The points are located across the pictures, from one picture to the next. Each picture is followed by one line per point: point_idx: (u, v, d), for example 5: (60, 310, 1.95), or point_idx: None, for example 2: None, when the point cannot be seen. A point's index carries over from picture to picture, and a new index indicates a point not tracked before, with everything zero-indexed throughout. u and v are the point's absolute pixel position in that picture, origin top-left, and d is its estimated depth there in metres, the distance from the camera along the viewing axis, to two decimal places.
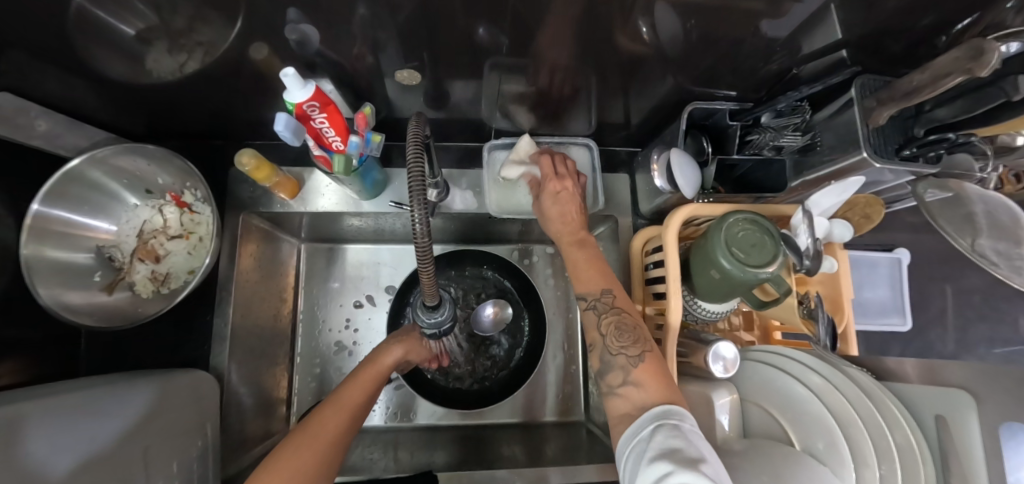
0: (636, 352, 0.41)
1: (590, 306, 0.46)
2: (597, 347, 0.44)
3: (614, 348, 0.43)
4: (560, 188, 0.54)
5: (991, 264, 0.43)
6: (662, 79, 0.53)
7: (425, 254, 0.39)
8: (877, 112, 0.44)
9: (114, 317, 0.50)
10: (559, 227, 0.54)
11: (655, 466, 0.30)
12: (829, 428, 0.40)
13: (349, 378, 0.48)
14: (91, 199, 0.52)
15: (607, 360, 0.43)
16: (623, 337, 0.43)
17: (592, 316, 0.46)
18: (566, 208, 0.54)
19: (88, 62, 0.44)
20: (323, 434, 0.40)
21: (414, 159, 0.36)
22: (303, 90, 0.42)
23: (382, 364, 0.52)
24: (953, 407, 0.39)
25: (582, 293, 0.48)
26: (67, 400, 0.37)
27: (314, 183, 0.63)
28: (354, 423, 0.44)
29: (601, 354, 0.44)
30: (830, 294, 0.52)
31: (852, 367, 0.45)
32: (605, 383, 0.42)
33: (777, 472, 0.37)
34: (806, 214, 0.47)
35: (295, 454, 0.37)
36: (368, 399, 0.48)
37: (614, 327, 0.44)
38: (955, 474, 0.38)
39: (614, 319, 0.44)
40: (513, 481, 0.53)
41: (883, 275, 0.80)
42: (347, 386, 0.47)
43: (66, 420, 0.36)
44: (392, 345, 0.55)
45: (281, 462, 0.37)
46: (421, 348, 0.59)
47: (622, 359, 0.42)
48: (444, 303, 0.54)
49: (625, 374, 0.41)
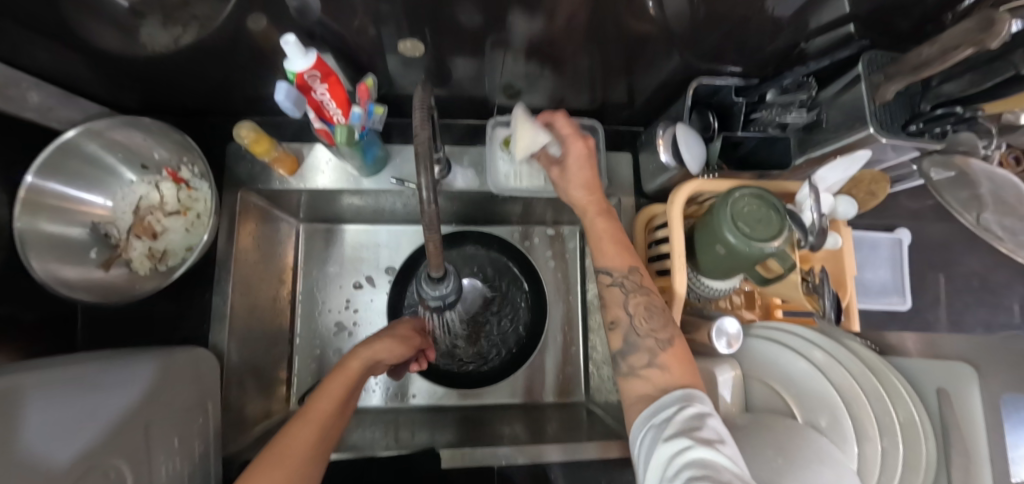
0: (664, 336, 0.42)
1: (615, 282, 0.46)
2: (620, 326, 0.45)
3: (641, 330, 0.43)
4: (586, 149, 0.48)
5: (996, 237, 0.45)
6: (668, 56, 0.52)
7: (434, 240, 0.37)
8: (884, 87, 0.44)
9: (111, 294, 0.49)
10: (584, 195, 0.49)
11: (671, 441, 0.33)
12: (834, 406, 0.43)
13: (320, 386, 0.45)
14: (85, 174, 0.51)
15: (633, 342, 0.43)
16: (652, 320, 0.43)
17: (618, 293, 0.46)
18: (588, 174, 0.49)
19: (80, 34, 0.43)
20: (296, 445, 0.39)
21: (422, 135, 0.34)
22: (305, 59, 0.41)
23: (349, 373, 0.47)
24: (956, 380, 0.41)
25: (608, 267, 0.47)
26: (62, 375, 0.36)
27: (314, 159, 0.60)
28: (329, 433, 0.43)
29: (626, 335, 0.44)
30: (834, 269, 0.52)
31: (854, 341, 0.47)
32: (627, 363, 0.43)
33: (782, 445, 0.39)
34: (812, 188, 0.46)
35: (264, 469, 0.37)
36: (341, 409, 0.45)
37: (643, 308, 0.44)
38: (958, 448, 0.40)
39: (643, 300, 0.44)
40: (514, 458, 0.54)
41: (884, 256, 0.81)
42: (315, 398, 0.44)
43: (69, 395, 0.35)
44: (358, 348, 0.49)
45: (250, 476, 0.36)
46: (389, 347, 0.51)
47: (650, 341, 0.42)
48: (451, 273, 0.44)
49: (650, 357, 0.42)
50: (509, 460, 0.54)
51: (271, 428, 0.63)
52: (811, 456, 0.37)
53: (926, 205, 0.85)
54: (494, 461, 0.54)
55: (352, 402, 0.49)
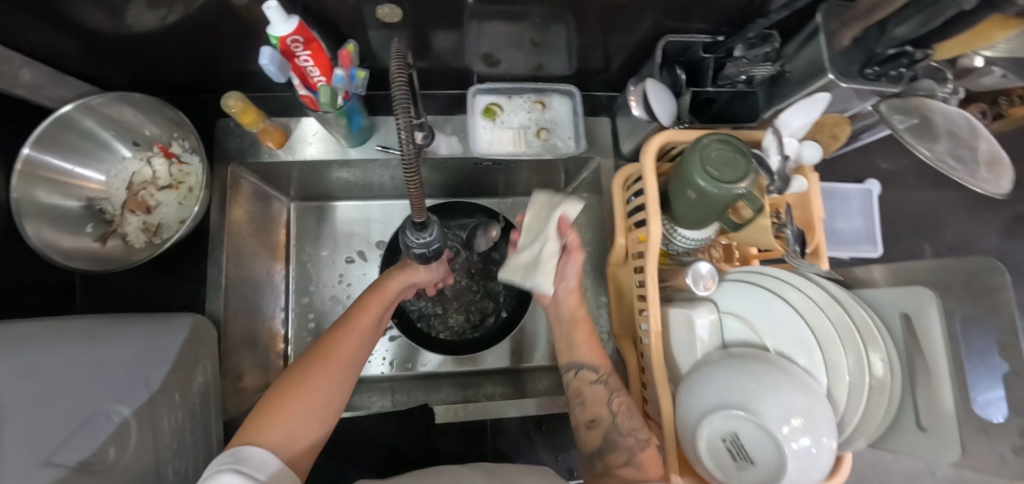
0: (643, 436, 0.47)
1: (600, 381, 0.51)
2: (603, 424, 0.49)
3: (624, 429, 0.48)
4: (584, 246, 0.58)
5: (950, 169, 0.44)
6: (641, 21, 0.53)
7: (418, 197, 0.39)
8: (840, 34, 0.48)
9: (107, 263, 0.52)
10: (574, 300, 0.55)
11: None
12: (812, 349, 0.46)
13: (357, 304, 0.50)
14: (81, 149, 0.53)
15: (615, 440, 0.48)
16: (633, 420, 0.48)
17: (602, 391, 0.50)
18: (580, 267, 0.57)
19: (67, 12, 0.44)
20: (339, 351, 0.44)
21: (401, 102, 0.34)
22: (287, 23, 0.42)
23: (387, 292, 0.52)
24: (917, 305, 0.43)
25: (592, 365, 0.52)
26: (63, 341, 0.37)
27: (302, 132, 0.63)
28: (369, 339, 0.49)
29: (606, 432, 0.49)
30: (803, 215, 0.53)
31: (822, 277, 0.49)
32: (608, 461, 0.48)
33: (759, 376, 0.41)
34: (776, 132, 0.48)
35: (310, 371, 0.42)
36: (379, 323, 0.51)
37: (626, 408, 0.49)
38: (921, 370, 0.44)
39: (624, 401, 0.49)
40: (513, 413, 0.62)
41: (855, 206, 0.83)
42: (353, 313, 0.48)
43: (69, 358, 0.37)
44: (395, 271, 0.55)
45: (300, 376, 0.41)
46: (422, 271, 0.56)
47: (631, 440, 0.47)
48: (434, 221, 0.46)
49: (629, 455, 0.47)
50: (509, 414, 0.62)
51: None
52: (791, 385, 0.40)
53: (900, 164, 0.88)
54: (497, 412, 0.61)
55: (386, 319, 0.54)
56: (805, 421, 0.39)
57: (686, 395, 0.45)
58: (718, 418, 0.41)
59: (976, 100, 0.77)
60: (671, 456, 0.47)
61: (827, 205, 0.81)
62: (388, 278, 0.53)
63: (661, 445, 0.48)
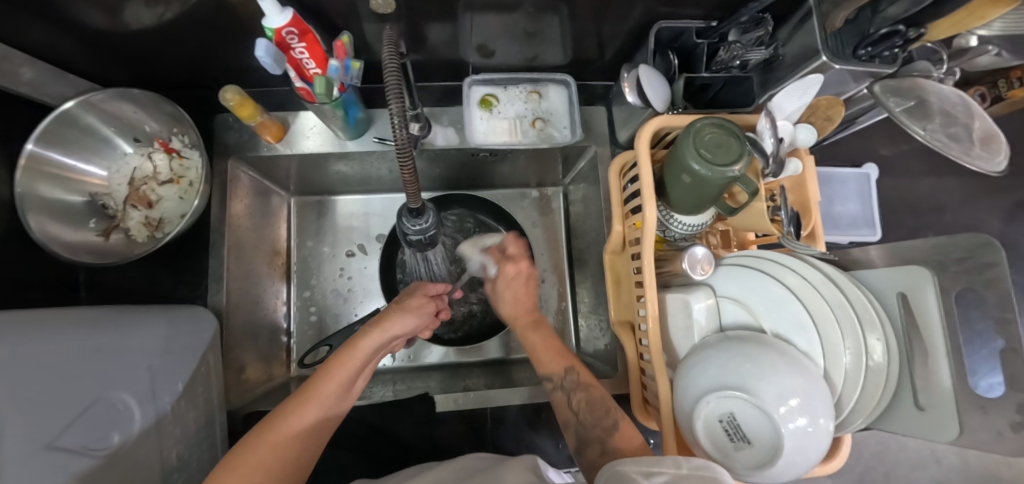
0: (610, 422, 0.46)
1: (558, 387, 0.52)
2: (571, 424, 0.49)
3: (589, 422, 0.47)
4: (516, 272, 0.61)
5: (944, 146, 0.44)
6: (634, 9, 0.53)
7: (412, 180, 0.38)
8: (833, 15, 0.48)
9: (109, 256, 0.53)
10: (513, 309, 0.61)
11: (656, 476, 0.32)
12: (810, 330, 0.46)
13: (326, 366, 0.45)
14: (82, 145, 0.53)
15: (585, 433, 0.47)
16: (595, 410, 0.48)
17: (562, 396, 0.51)
18: (516, 290, 0.61)
19: (64, 9, 0.45)
20: (292, 427, 0.40)
21: (395, 90, 0.34)
22: (282, 15, 0.42)
23: (359, 354, 0.46)
24: (914, 283, 0.44)
25: (549, 374, 0.53)
26: (70, 330, 0.38)
27: (300, 126, 0.64)
28: (332, 412, 0.44)
29: (578, 427, 0.48)
30: (798, 198, 0.53)
31: (818, 258, 0.49)
32: (588, 454, 0.46)
33: (757, 360, 0.41)
34: (769, 114, 0.48)
35: (254, 454, 0.37)
36: (347, 391, 0.46)
37: (586, 403, 0.49)
38: (918, 350, 0.44)
39: (585, 396, 0.49)
40: (514, 399, 0.61)
41: (853, 190, 0.83)
42: (318, 379, 0.43)
43: (75, 349, 0.37)
44: (370, 327, 0.49)
45: (242, 456, 0.37)
46: (401, 321, 0.50)
47: (597, 431, 0.46)
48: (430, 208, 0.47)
49: (602, 444, 0.45)
50: (509, 401, 0.61)
51: (273, 389, 0.65)
52: (786, 374, 0.40)
53: (900, 149, 0.88)
54: (500, 401, 0.61)
55: (362, 378, 0.49)
56: (802, 401, 0.39)
57: (681, 380, 0.45)
58: (713, 399, 0.40)
59: (976, 83, 0.77)
60: (669, 440, 0.47)
61: (826, 191, 0.81)
62: (361, 339, 0.47)
63: (659, 429, 0.48)
